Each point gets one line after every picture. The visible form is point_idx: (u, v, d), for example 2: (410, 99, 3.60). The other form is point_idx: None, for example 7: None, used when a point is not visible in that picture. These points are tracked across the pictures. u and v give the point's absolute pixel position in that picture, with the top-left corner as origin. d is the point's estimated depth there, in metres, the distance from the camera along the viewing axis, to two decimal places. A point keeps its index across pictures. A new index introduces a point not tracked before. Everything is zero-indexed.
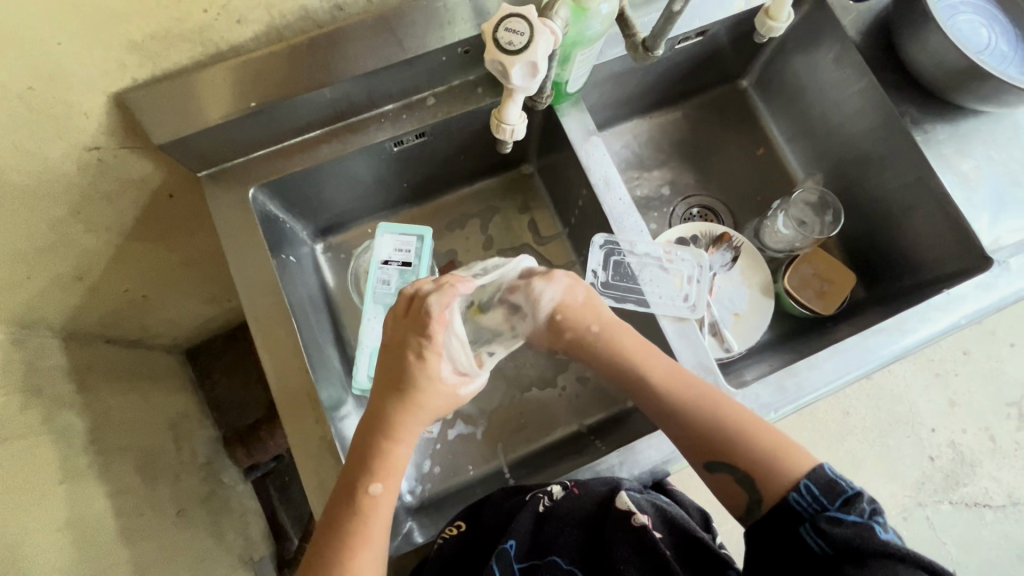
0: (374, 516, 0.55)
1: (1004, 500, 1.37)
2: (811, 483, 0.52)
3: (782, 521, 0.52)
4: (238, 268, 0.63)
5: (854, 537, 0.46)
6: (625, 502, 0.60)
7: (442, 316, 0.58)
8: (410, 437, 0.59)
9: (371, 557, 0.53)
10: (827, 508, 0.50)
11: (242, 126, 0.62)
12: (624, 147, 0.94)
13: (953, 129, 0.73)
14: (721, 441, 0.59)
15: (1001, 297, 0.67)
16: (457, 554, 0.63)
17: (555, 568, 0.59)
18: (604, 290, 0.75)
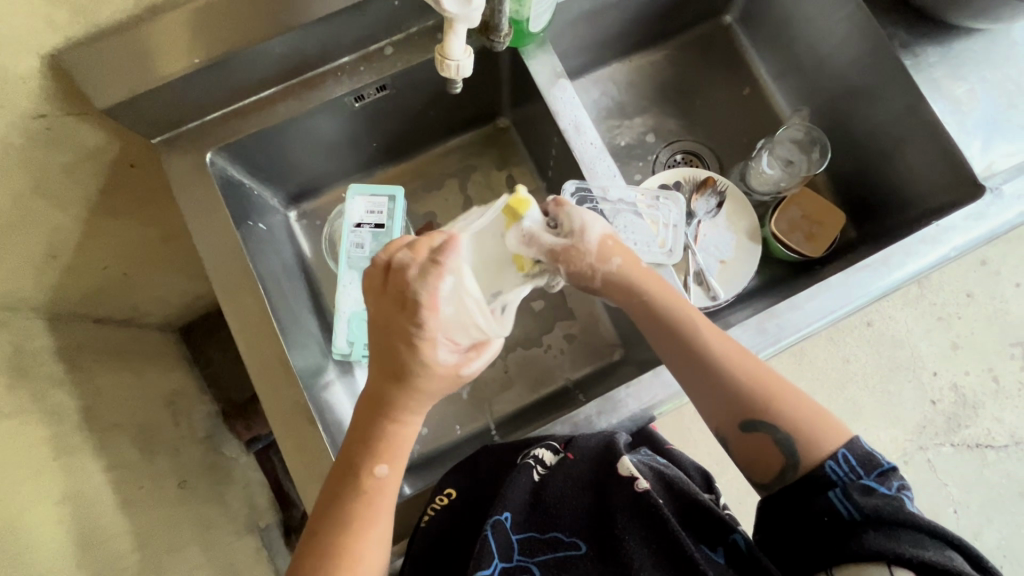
0: (381, 498, 0.54)
1: (1007, 440, 1.36)
2: (848, 453, 0.54)
3: (809, 484, 0.54)
4: (200, 235, 0.61)
5: (886, 507, 0.49)
6: (627, 468, 0.60)
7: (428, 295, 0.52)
8: (417, 420, 0.57)
9: (376, 539, 0.53)
10: (862, 477, 0.52)
11: (190, 86, 0.60)
12: (603, 94, 0.91)
13: (945, 51, 0.68)
14: (760, 405, 0.58)
15: (993, 225, 0.64)
16: (448, 523, 0.63)
17: (558, 542, 0.59)
18: None
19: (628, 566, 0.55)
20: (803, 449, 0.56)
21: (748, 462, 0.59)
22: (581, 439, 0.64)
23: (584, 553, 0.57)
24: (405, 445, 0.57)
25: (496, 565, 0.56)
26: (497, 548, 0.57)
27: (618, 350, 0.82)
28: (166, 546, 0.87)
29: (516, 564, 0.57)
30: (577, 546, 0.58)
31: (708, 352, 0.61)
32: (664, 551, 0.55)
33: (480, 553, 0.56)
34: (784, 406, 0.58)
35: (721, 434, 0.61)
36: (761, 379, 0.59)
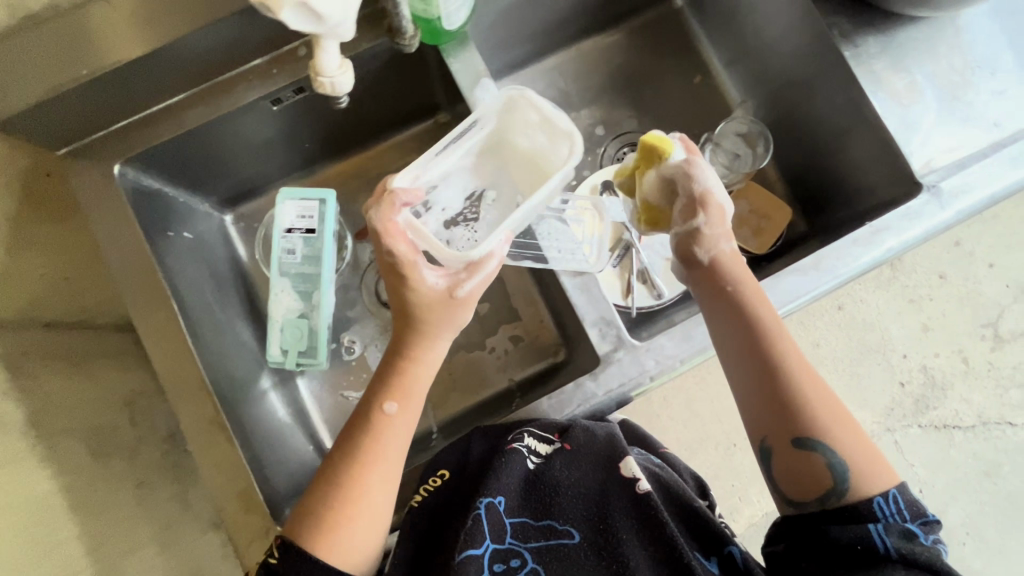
0: (388, 433, 0.58)
1: (974, 421, 1.29)
2: (898, 495, 0.53)
3: (847, 511, 0.52)
4: (115, 252, 0.61)
5: (924, 555, 0.49)
6: (631, 469, 0.60)
7: (391, 229, 0.56)
8: (430, 359, 0.61)
9: (379, 476, 0.57)
10: (907, 521, 0.51)
11: (87, 98, 0.58)
12: (549, 84, 0.87)
13: (887, 41, 0.65)
14: (824, 427, 0.55)
15: (928, 225, 0.62)
16: (440, 506, 0.61)
17: (551, 531, 0.58)
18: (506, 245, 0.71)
19: (623, 566, 0.56)
20: (855, 476, 0.53)
21: (784, 474, 0.56)
22: (579, 429, 0.62)
23: (578, 542, 0.57)
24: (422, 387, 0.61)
25: (486, 545, 0.56)
26: (490, 528, 0.57)
27: (562, 350, 0.80)
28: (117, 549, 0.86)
29: (507, 547, 0.57)
30: (571, 535, 0.58)
31: (778, 353, 0.57)
32: (664, 555, 0.56)
33: (471, 531, 0.56)
34: (839, 439, 0.55)
35: (767, 444, 0.57)
36: (826, 398, 0.56)
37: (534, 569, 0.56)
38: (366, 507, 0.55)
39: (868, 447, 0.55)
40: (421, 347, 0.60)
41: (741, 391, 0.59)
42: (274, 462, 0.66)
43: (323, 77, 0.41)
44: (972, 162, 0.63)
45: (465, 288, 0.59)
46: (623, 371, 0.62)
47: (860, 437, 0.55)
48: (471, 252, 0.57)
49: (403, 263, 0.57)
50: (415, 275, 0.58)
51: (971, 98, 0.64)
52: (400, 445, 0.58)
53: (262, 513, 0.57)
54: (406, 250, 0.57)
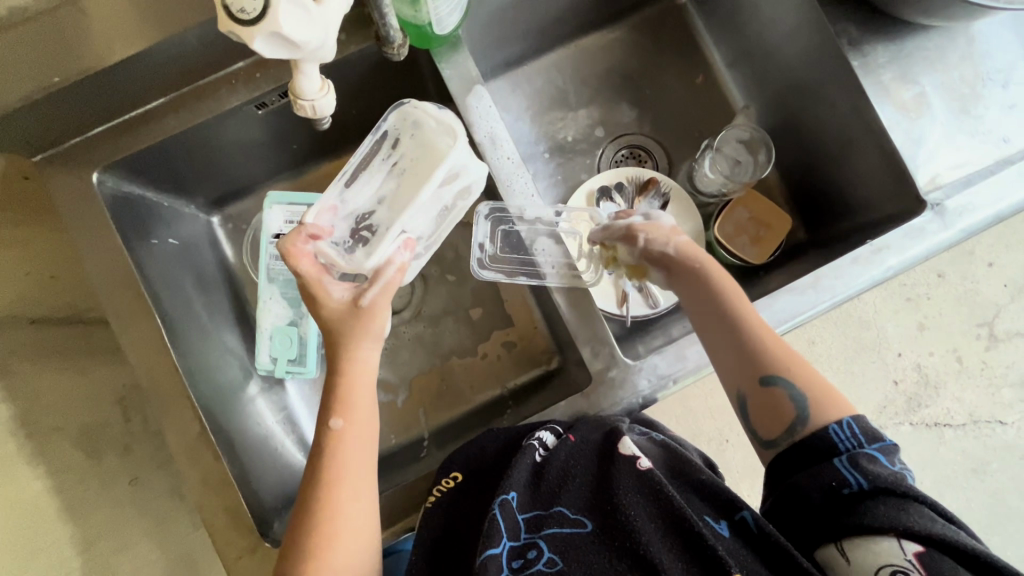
0: (341, 447, 0.54)
1: (965, 419, 1.19)
2: (854, 421, 0.51)
3: (812, 453, 0.51)
4: (97, 265, 0.60)
5: (891, 477, 0.47)
6: (628, 448, 0.56)
7: (297, 250, 0.55)
8: (364, 364, 0.57)
9: (345, 491, 0.53)
10: (865, 446, 0.49)
11: (62, 106, 0.56)
12: (548, 82, 0.84)
13: (897, 50, 0.63)
14: (777, 365, 0.56)
15: (929, 243, 0.61)
16: (455, 504, 0.59)
17: (562, 518, 0.54)
18: (494, 263, 0.71)
19: (637, 544, 0.50)
20: (814, 405, 0.53)
21: (757, 418, 0.56)
22: (584, 424, 0.61)
23: (590, 531, 0.53)
24: (371, 405, 0.57)
25: (505, 543, 0.52)
26: (506, 526, 0.53)
27: (555, 358, 0.79)
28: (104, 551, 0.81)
29: (524, 542, 0.53)
30: (583, 523, 0.53)
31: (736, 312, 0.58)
32: (671, 527, 0.51)
33: (488, 531, 0.53)
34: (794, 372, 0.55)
35: (743, 396, 0.57)
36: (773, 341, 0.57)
37: (551, 560, 0.51)
38: (341, 523, 0.51)
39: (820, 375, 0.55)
40: (352, 358, 0.56)
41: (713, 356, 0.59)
42: (261, 470, 0.65)
43: (302, 100, 0.41)
44: (978, 180, 0.61)
45: (365, 297, 0.55)
46: (615, 390, 0.62)
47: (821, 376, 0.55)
48: (366, 261, 0.56)
49: (305, 280, 0.54)
50: (328, 292, 0.56)
51: (981, 112, 0.62)
52: (359, 450, 0.55)
53: (249, 528, 0.57)
54: (307, 267, 0.55)
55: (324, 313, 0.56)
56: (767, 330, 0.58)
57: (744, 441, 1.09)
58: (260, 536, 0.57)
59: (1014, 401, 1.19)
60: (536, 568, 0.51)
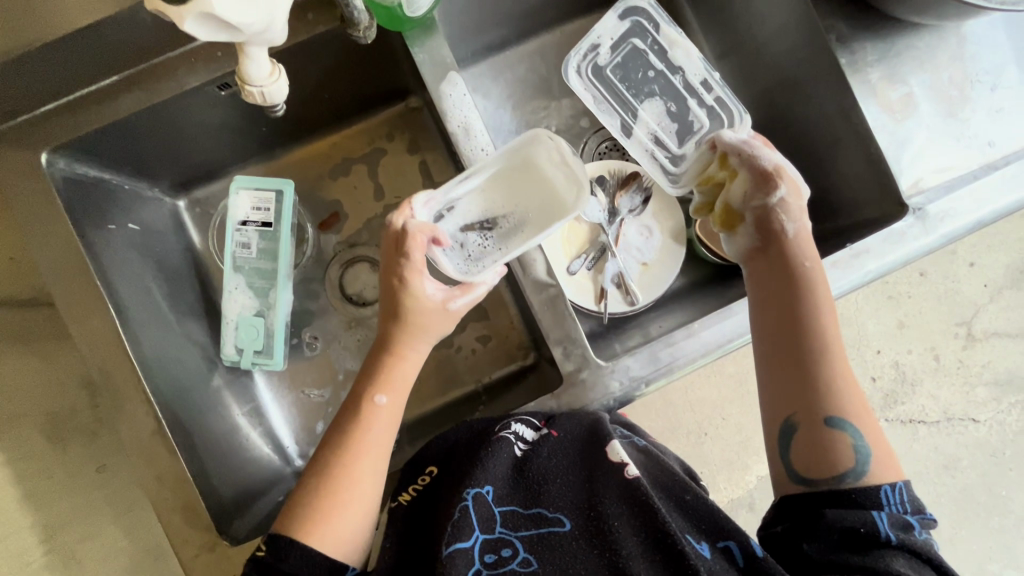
0: (372, 426, 0.56)
1: (939, 417, 1.20)
2: (904, 489, 0.51)
3: (847, 495, 0.50)
4: (46, 252, 0.57)
5: (923, 548, 0.47)
6: (617, 454, 0.57)
7: (418, 238, 0.57)
8: (415, 355, 0.60)
9: (368, 466, 0.55)
10: (906, 515, 0.49)
11: (6, 83, 0.52)
12: (530, 69, 0.81)
13: (886, 48, 0.61)
14: (843, 403, 0.53)
15: (908, 250, 0.60)
16: (428, 497, 0.59)
17: (541, 519, 0.54)
18: (610, 68, 0.74)
19: (617, 555, 0.51)
20: (875, 461, 0.51)
21: (800, 453, 0.53)
22: (564, 418, 0.60)
23: (568, 531, 0.53)
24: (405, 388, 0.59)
25: (476, 537, 0.52)
26: (478, 520, 0.53)
27: (531, 353, 0.78)
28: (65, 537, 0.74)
29: (498, 537, 0.53)
30: (562, 523, 0.54)
31: (816, 335, 0.55)
32: (654, 541, 0.51)
33: (459, 524, 0.52)
34: (853, 416, 0.53)
35: (795, 420, 0.54)
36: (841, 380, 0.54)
37: (526, 560, 0.51)
38: (356, 493, 0.54)
39: (879, 433, 0.53)
40: (410, 345, 0.59)
41: (773, 371, 0.56)
42: (224, 466, 0.64)
43: (246, 87, 0.38)
44: (961, 186, 0.60)
45: (456, 307, 0.59)
46: (587, 391, 0.61)
47: (885, 444, 0.53)
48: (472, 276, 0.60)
49: (412, 268, 0.57)
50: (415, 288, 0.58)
51: (968, 116, 0.61)
52: (384, 434, 0.57)
53: (206, 525, 0.55)
54: (419, 258, 0.57)
55: (393, 292, 0.58)
56: (846, 368, 0.55)
57: (721, 434, 1.09)
58: (217, 534, 0.56)
59: (988, 400, 1.21)
60: (509, 567, 0.51)
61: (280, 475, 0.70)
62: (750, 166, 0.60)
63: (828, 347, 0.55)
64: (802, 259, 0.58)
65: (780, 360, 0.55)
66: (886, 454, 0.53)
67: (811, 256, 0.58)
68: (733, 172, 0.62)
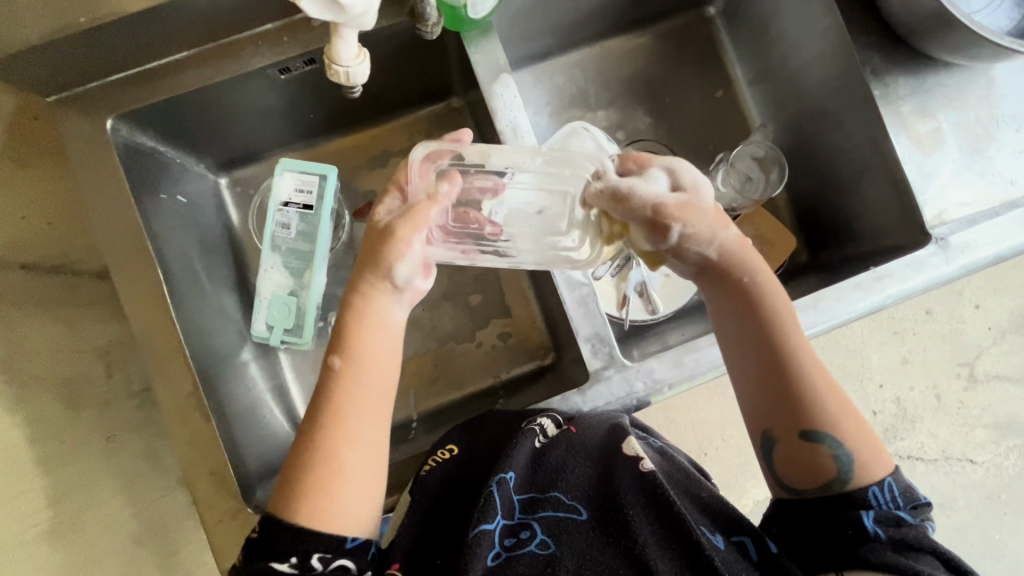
0: (340, 393, 0.54)
1: (937, 454, 1.21)
2: (893, 483, 0.52)
3: (840, 506, 0.51)
4: (102, 215, 0.59)
5: (915, 536, 0.49)
6: (633, 448, 0.58)
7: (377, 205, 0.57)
8: (374, 316, 0.56)
9: (340, 443, 0.53)
10: (899, 508, 0.51)
11: (84, 50, 0.55)
12: (568, 81, 0.84)
13: (918, 83, 0.64)
14: (819, 415, 0.54)
15: (931, 276, 0.62)
16: (449, 478, 0.61)
17: (558, 503, 0.57)
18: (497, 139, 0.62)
19: (633, 544, 0.53)
20: (858, 467, 0.52)
21: (787, 465, 0.55)
22: (585, 417, 0.62)
23: (584, 520, 0.55)
24: (392, 366, 0.57)
25: (498, 521, 0.55)
26: (501, 505, 0.55)
27: (551, 353, 0.80)
28: None
29: (517, 522, 0.56)
30: (578, 511, 0.56)
31: (780, 351, 0.55)
32: (670, 531, 0.53)
33: (484, 507, 0.55)
34: (830, 426, 0.54)
35: (772, 435, 0.55)
36: (814, 393, 0.55)
37: (543, 543, 0.54)
38: (329, 470, 0.53)
39: (863, 433, 0.54)
40: (364, 305, 0.56)
41: (747, 393, 0.57)
42: (250, 439, 0.65)
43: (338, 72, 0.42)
44: (984, 220, 0.62)
45: (422, 285, 0.60)
46: (611, 390, 0.62)
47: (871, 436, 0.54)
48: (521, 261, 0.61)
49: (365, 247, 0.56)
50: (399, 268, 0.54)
51: (992, 154, 0.64)
52: (374, 409, 0.55)
53: (234, 493, 0.57)
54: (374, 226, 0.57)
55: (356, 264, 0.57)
56: (818, 374, 0.55)
57: (722, 455, 1.10)
58: (244, 502, 0.57)
59: (986, 441, 1.22)
60: (527, 549, 0.54)
61: None
62: (633, 217, 0.55)
63: (794, 361, 0.55)
64: (745, 273, 0.58)
65: (751, 378, 0.56)
66: (873, 454, 0.53)
67: (751, 264, 0.58)
68: (624, 224, 0.57)
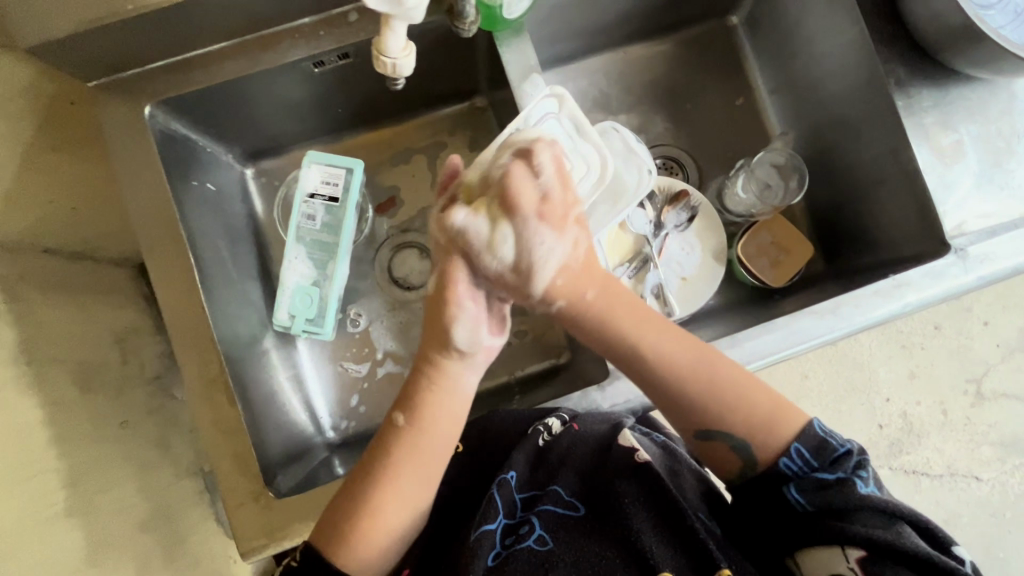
0: (408, 449, 0.56)
1: (942, 470, 1.21)
2: (800, 447, 0.52)
3: (766, 486, 0.53)
4: (138, 198, 0.60)
5: (838, 496, 0.49)
6: (628, 440, 0.59)
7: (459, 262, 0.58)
8: (448, 380, 0.58)
9: (394, 493, 0.55)
10: (816, 471, 0.51)
11: (130, 36, 0.56)
12: (591, 84, 0.85)
13: (941, 95, 0.65)
14: (702, 412, 0.56)
15: (949, 286, 0.63)
16: (461, 476, 0.63)
17: (557, 498, 0.58)
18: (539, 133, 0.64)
19: (628, 531, 0.53)
20: (753, 447, 0.54)
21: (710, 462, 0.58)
22: (588, 417, 0.62)
23: (582, 515, 0.56)
24: (454, 428, 0.58)
25: (500, 521, 0.56)
26: (502, 505, 0.57)
27: (566, 352, 0.80)
28: (95, 485, 0.73)
29: (517, 520, 0.57)
30: (576, 507, 0.57)
31: (651, 366, 0.58)
32: (663, 519, 0.54)
33: (486, 508, 0.56)
34: (718, 423, 0.56)
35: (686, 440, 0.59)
36: (694, 396, 0.57)
37: (542, 538, 0.54)
38: (375, 518, 0.54)
39: (754, 412, 0.55)
40: (445, 369, 0.58)
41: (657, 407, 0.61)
42: (270, 426, 0.65)
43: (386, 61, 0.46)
44: (1002, 232, 0.63)
45: (492, 344, 0.60)
46: (631, 387, 0.63)
47: (772, 392, 0.56)
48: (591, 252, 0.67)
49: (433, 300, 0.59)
50: (455, 334, 0.57)
51: (1013, 167, 0.64)
52: (430, 471, 0.57)
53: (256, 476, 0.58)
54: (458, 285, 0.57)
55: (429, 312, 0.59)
56: (698, 377, 0.57)
57: None
58: (265, 485, 0.58)
59: (991, 459, 1.22)
60: (526, 543, 0.54)
61: (313, 444, 0.72)
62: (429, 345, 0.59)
63: (667, 370, 0.58)
64: (581, 295, 0.60)
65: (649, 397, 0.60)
66: (773, 430, 0.54)
67: (588, 277, 0.60)
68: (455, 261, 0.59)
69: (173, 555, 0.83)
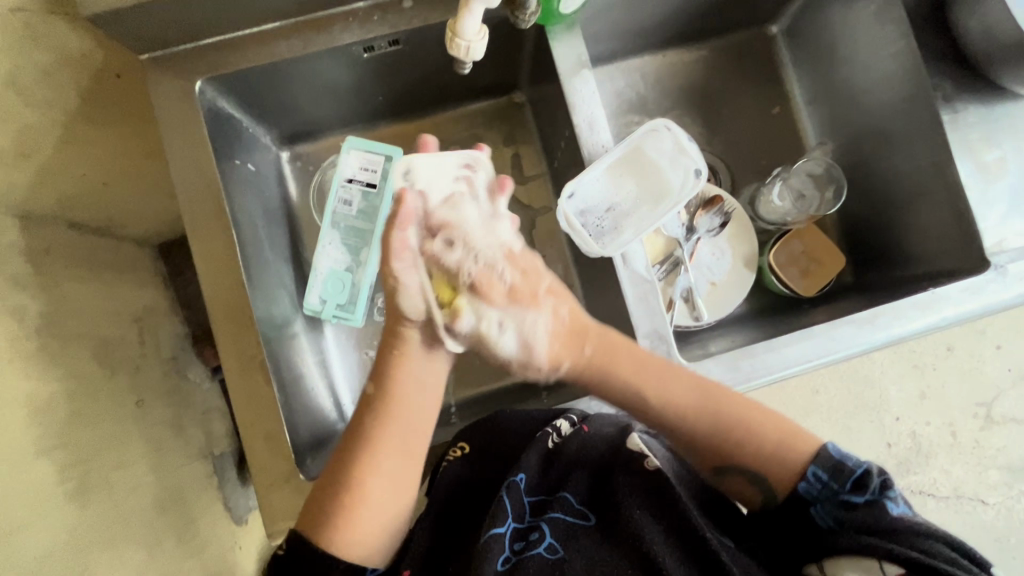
0: (388, 429, 0.57)
1: (949, 493, 1.20)
2: (818, 469, 0.53)
3: (792, 510, 0.54)
4: (184, 173, 0.60)
5: (863, 518, 0.49)
6: (637, 444, 0.59)
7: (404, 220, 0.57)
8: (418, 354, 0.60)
9: (381, 483, 0.55)
10: (839, 492, 0.51)
11: (189, 10, 0.57)
12: (628, 85, 0.86)
13: (987, 113, 0.65)
14: (727, 444, 0.57)
15: (989, 302, 0.62)
16: (465, 475, 0.61)
17: (567, 505, 0.57)
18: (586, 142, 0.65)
19: (641, 542, 0.53)
20: (784, 447, 0.56)
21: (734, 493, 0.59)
22: (596, 420, 0.63)
23: (591, 525, 0.56)
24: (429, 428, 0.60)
25: (509, 524, 0.54)
26: (512, 507, 0.55)
27: None
28: (114, 461, 0.72)
29: (527, 525, 0.55)
30: (586, 517, 0.56)
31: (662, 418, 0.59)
32: (676, 530, 0.54)
33: (493, 510, 0.55)
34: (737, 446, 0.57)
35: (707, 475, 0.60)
36: (710, 426, 0.58)
37: (552, 546, 0.53)
38: (364, 507, 0.54)
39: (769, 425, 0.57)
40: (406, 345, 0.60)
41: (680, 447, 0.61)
42: (299, 410, 0.65)
43: (461, 42, 0.52)
44: None
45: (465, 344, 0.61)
46: None
47: (773, 413, 0.58)
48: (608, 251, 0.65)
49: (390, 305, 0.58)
50: (403, 304, 0.57)
51: None
52: (407, 446, 0.57)
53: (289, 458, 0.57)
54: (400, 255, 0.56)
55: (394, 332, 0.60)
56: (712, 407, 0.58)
57: None
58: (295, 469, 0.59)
59: (998, 483, 1.21)
60: (536, 551, 0.53)
61: (337, 432, 0.71)
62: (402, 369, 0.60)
63: (685, 411, 0.59)
64: (580, 352, 0.60)
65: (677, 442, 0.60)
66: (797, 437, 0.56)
67: (584, 334, 0.61)
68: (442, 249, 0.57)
69: (183, 538, 0.82)
